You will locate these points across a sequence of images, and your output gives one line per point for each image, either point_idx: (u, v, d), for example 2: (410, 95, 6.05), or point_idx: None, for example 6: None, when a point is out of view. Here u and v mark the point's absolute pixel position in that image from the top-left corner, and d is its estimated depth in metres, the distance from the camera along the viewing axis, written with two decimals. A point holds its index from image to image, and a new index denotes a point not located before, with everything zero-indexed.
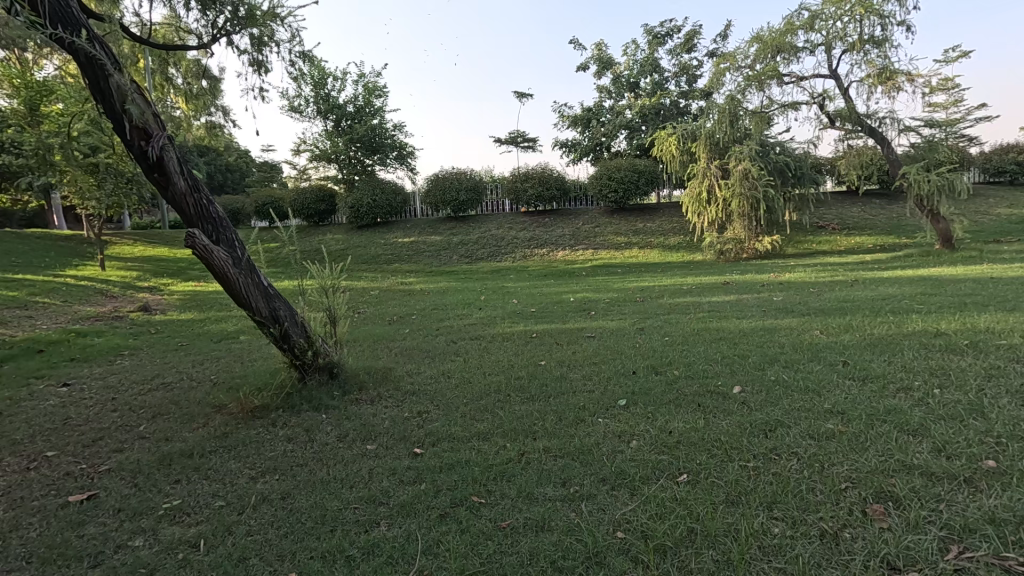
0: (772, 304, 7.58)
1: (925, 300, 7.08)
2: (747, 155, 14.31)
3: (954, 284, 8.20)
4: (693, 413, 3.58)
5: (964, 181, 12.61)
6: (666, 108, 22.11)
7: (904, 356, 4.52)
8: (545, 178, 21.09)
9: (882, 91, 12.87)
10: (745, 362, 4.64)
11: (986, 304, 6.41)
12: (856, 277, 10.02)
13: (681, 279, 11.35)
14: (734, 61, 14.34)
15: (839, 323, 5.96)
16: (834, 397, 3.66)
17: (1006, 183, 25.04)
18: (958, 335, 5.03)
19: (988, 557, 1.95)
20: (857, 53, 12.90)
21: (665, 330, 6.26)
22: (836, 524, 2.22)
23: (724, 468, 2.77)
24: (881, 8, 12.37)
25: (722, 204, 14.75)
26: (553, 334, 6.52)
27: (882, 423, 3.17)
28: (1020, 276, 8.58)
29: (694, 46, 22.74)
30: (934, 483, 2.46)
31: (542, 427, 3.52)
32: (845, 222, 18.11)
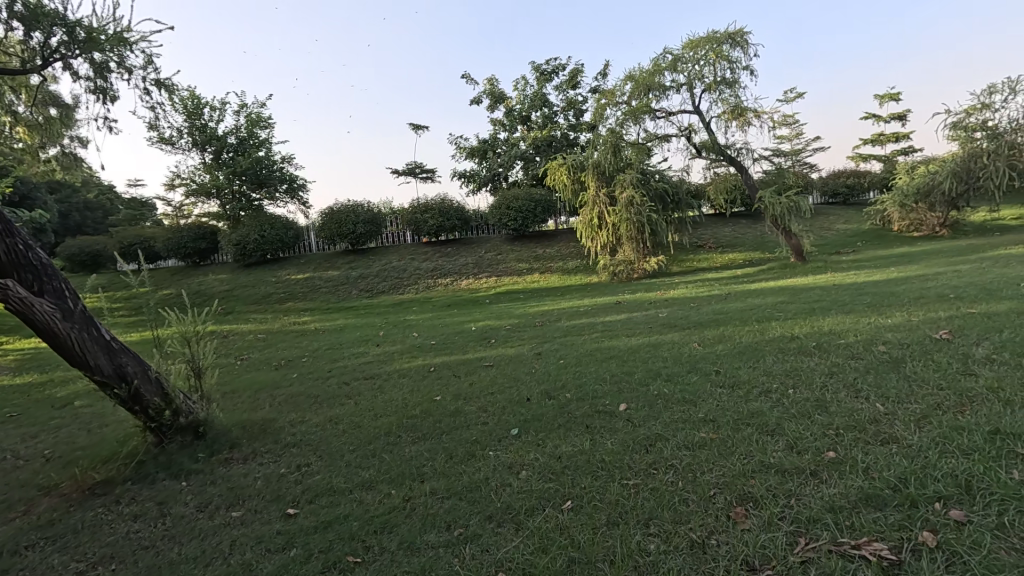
0: (657, 320, 8.11)
1: (782, 308, 7.98)
2: (630, 183, 15.42)
3: (805, 292, 9.36)
4: (582, 435, 3.64)
5: (806, 203, 14.58)
6: (557, 139, 23.34)
7: (764, 360, 5.00)
8: (445, 208, 21.17)
9: (736, 126, 14.63)
10: (631, 380, 4.85)
11: (829, 309, 7.35)
12: (728, 291, 11.10)
13: (578, 301, 11.85)
14: (612, 97, 15.55)
15: (713, 334, 6.48)
16: (708, 405, 3.92)
17: (841, 203, 29.37)
18: (808, 338, 5.68)
19: (827, 545, 2.13)
20: (714, 92, 14.58)
21: (561, 353, 6.40)
22: (705, 532, 2.33)
23: (606, 489, 2.82)
24: (729, 54, 14.14)
25: (612, 229, 15.78)
26: (452, 366, 6.39)
27: (747, 426, 3.43)
28: (855, 282, 10.01)
29: (579, 83, 24.45)
30: (787, 479, 2.68)
31: (432, 467, 3.38)
32: (718, 241, 20.12)
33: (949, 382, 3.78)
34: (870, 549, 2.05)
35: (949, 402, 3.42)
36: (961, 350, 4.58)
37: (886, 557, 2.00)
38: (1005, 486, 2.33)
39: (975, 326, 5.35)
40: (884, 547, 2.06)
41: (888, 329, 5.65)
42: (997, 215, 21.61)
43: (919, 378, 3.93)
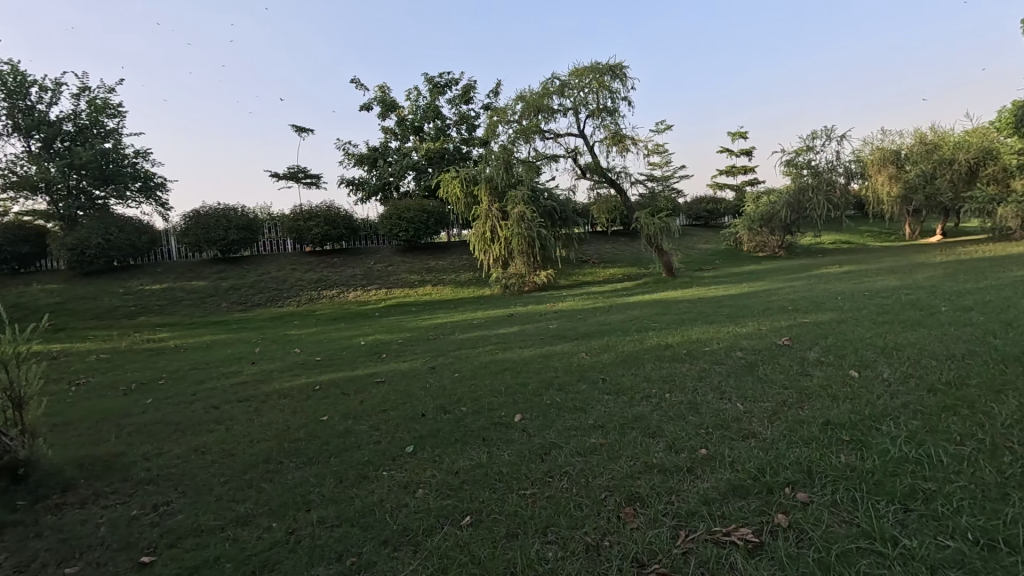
0: (548, 331, 8.43)
1: (658, 318, 8.76)
2: (521, 199, 15.91)
3: (676, 304, 10.41)
4: (479, 448, 3.62)
5: (675, 224, 16.16)
6: (449, 152, 23.42)
7: (645, 368, 5.41)
8: (331, 217, 20.09)
9: (616, 151, 15.89)
10: (526, 390, 4.96)
11: (696, 319, 8.23)
12: (611, 303, 11.93)
13: (472, 314, 11.91)
14: (504, 115, 16.02)
15: (599, 344, 6.88)
16: (597, 412, 4.14)
17: (702, 225, 33.18)
18: (680, 346, 6.29)
19: (704, 536, 2.34)
20: (597, 118, 15.71)
21: (456, 367, 6.35)
22: (598, 534, 2.43)
23: (504, 501, 2.83)
24: (610, 84, 15.32)
25: (504, 243, 16.17)
26: (339, 383, 6.02)
27: (632, 430, 3.68)
28: (716, 296, 11.34)
29: (471, 99, 24.90)
30: (668, 477, 2.92)
31: (319, 494, 3.13)
32: (601, 257, 21.60)
33: (790, 382, 4.41)
34: (739, 535, 2.29)
35: (791, 399, 3.99)
36: (798, 354, 5.37)
37: (750, 539, 2.26)
38: (837, 469, 2.76)
39: (807, 333, 6.32)
40: (749, 531, 2.32)
41: (743, 337, 6.45)
42: (819, 240, 25.89)
43: (769, 379, 4.54)
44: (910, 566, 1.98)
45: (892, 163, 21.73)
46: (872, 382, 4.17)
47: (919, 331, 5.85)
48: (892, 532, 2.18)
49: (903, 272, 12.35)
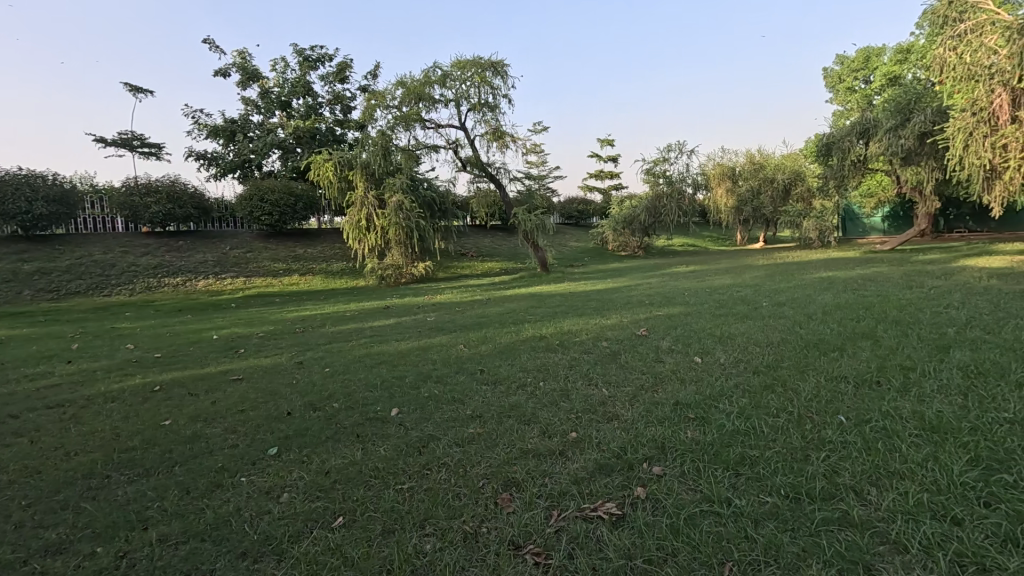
0: (426, 323, 8.32)
1: (533, 311, 9.15)
2: (400, 188, 15.44)
3: (548, 298, 10.97)
4: (352, 445, 3.45)
5: (549, 222, 16.95)
6: (321, 133, 21.88)
7: (521, 358, 5.59)
8: (176, 193, 17.57)
9: (496, 146, 16.19)
10: (402, 383, 4.83)
11: (567, 312, 8.75)
12: (488, 295, 12.16)
13: (344, 305, 11.29)
14: (383, 99, 15.39)
15: (476, 336, 6.95)
16: (475, 402, 4.19)
17: (573, 224, 35.36)
18: (553, 337, 6.61)
19: (574, 513, 2.49)
20: (478, 112, 15.83)
21: (326, 361, 5.97)
22: (476, 522, 2.46)
23: (380, 497, 2.73)
24: (491, 81, 15.49)
25: (380, 232, 15.56)
26: (185, 383, 5.30)
27: (508, 418, 3.78)
28: (584, 290, 12.16)
29: (347, 78, 23.51)
30: (541, 461, 3.06)
31: (159, 509, 2.73)
32: (479, 250, 21.88)
33: (647, 368, 4.88)
34: (604, 509, 2.48)
35: (648, 383, 4.43)
36: (654, 343, 5.95)
37: (614, 512, 2.46)
38: (685, 444, 3.12)
39: (662, 325, 7.03)
40: (612, 505, 2.52)
41: (609, 329, 6.97)
42: (670, 242, 29.08)
43: (630, 367, 4.97)
44: (740, 521, 2.31)
45: (729, 178, 24.99)
46: (712, 366, 4.79)
47: (747, 322, 6.84)
48: (727, 494, 2.53)
49: (734, 273, 14.40)
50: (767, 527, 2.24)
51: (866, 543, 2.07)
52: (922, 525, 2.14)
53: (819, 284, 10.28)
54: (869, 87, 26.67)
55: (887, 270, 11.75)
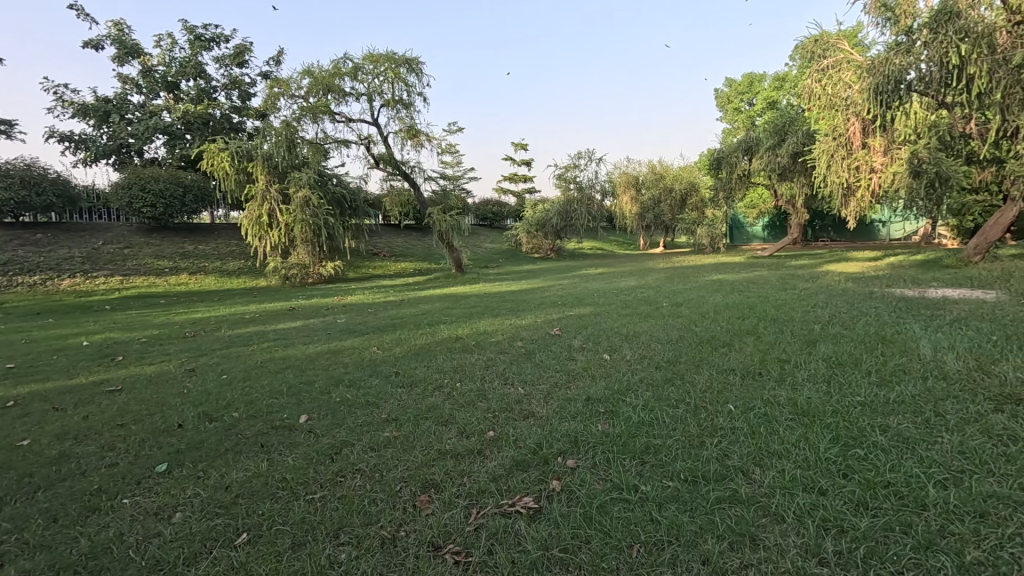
0: (336, 325, 7.97)
1: (448, 312, 9.11)
2: (306, 182, 14.62)
3: (464, 298, 10.99)
4: (255, 456, 3.22)
5: (465, 223, 16.94)
6: (216, 119, 20.12)
7: (437, 359, 5.55)
8: (34, 178, 15.23)
9: (411, 145, 15.89)
10: (311, 389, 4.59)
11: (483, 313, 8.82)
12: (402, 296, 11.91)
13: (244, 307, 10.48)
14: (287, 88, 14.49)
15: (391, 338, 6.79)
16: (391, 405, 4.10)
17: (488, 225, 35.72)
18: (469, 338, 6.64)
19: (493, 509, 2.53)
20: (392, 108, 15.44)
21: (224, 367, 5.50)
22: (394, 526, 2.42)
23: (289, 509, 2.59)
24: (405, 77, 15.17)
25: (284, 229, 14.62)
26: (48, 396, 4.62)
27: (425, 420, 3.74)
28: (500, 291, 12.33)
29: (245, 62, 21.81)
30: (460, 461, 3.07)
31: (17, 543, 2.36)
32: (392, 250, 21.35)
33: (561, 366, 5.08)
34: (522, 504, 2.55)
35: (562, 380, 4.60)
36: (567, 342, 6.17)
37: (532, 506, 2.53)
38: (597, 437, 3.29)
39: (573, 325, 7.32)
40: (530, 499, 2.60)
41: (523, 329, 7.13)
42: (581, 245, 30.35)
43: (545, 365, 5.12)
44: (646, 506, 2.48)
45: (633, 188, 26.24)
46: (620, 363, 5.08)
47: (651, 321, 7.33)
48: (634, 482, 2.70)
49: (638, 275, 15.39)
50: (670, 509, 2.43)
51: (752, 517, 2.33)
52: (796, 497, 2.44)
53: (711, 286, 11.30)
54: (752, 109, 29.69)
55: (766, 274, 13.17)
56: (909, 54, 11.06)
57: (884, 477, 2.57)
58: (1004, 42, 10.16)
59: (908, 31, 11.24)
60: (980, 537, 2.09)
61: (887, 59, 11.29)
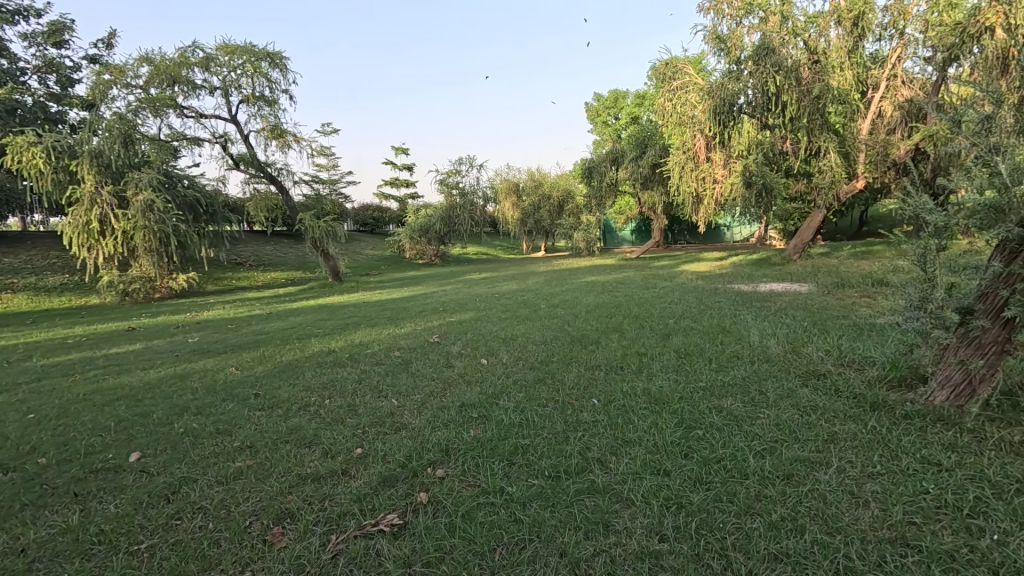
0: (187, 346, 7.10)
1: (321, 324, 8.59)
2: (148, 184, 12.85)
3: (340, 309, 10.45)
4: (66, 509, 2.72)
5: (341, 229, 16.08)
6: (26, 108, 16.90)
7: (304, 376, 5.17)
8: None
9: (276, 145, 14.75)
10: (148, 421, 4.01)
11: (360, 323, 8.45)
12: (270, 309, 10.98)
13: (66, 330, 8.89)
14: (120, 75, 12.64)
15: (252, 356, 6.21)
16: (246, 431, 3.72)
17: (370, 231, 34.69)
18: (342, 351, 6.31)
19: (354, 532, 2.40)
20: (252, 105, 14.21)
21: (32, 404, 4.60)
22: (238, 567, 2.19)
23: (105, 567, 2.21)
24: (267, 72, 14.04)
25: (121, 237, 12.71)
26: None
27: (285, 444, 3.45)
28: (380, 299, 11.93)
29: (65, 42, 18.64)
30: (321, 484, 2.88)
31: None
32: (260, 259, 19.63)
33: (438, 374, 5.02)
34: (386, 523, 2.45)
35: (437, 389, 4.55)
36: (446, 349, 6.13)
37: (396, 523, 2.45)
38: (469, 443, 3.29)
39: (453, 331, 7.30)
40: (395, 516, 2.51)
41: (401, 338, 6.94)
42: (465, 251, 30.58)
43: (421, 374, 5.03)
44: (511, 507, 2.53)
45: (514, 194, 27.08)
46: (496, 366, 5.16)
47: (528, 323, 7.58)
48: (500, 484, 2.75)
49: (520, 279, 15.92)
50: (533, 507, 2.51)
51: (606, 504, 2.49)
52: (644, 480, 2.67)
53: (585, 287, 12.06)
54: (618, 123, 32.22)
55: (633, 275, 14.36)
56: (738, 81, 12.78)
57: (716, 453, 2.91)
58: (807, 77, 12.25)
59: (737, 61, 12.94)
60: (786, 496, 2.44)
61: (722, 84, 12.97)
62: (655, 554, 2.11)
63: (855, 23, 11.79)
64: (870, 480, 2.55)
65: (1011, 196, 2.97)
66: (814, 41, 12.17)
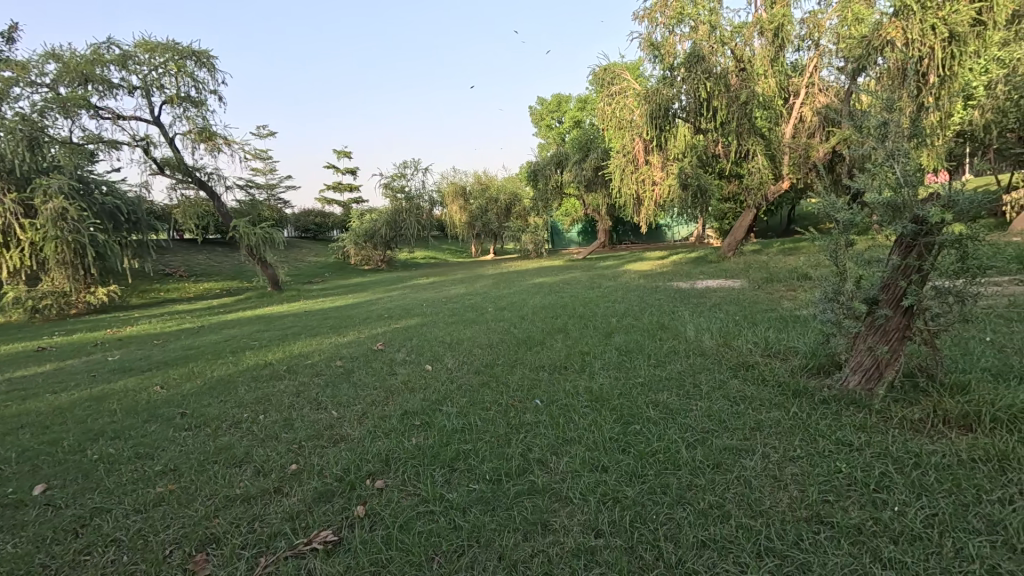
0: (105, 365, 6.56)
1: (258, 335, 8.19)
2: (59, 191, 11.83)
3: (279, 319, 10.02)
4: None
5: (279, 236, 15.42)
6: None
7: (237, 392, 4.91)
8: None
9: (205, 149, 13.99)
10: (56, 449, 3.67)
11: (299, 333, 8.13)
12: (203, 322, 10.36)
13: None
14: (23, 73, 11.59)
15: (179, 373, 5.83)
16: (169, 454, 3.48)
17: (311, 237, 33.53)
18: (280, 363, 6.04)
19: (286, 553, 2.30)
20: (177, 106, 13.41)
21: None
22: None
23: None
24: (193, 72, 13.28)
25: (29, 249, 11.69)
26: None
27: (213, 465, 3.26)
28: (322, 308, 11.54)
29: None
30: (250, 505, 2.74)
31: None
32: (191, 269, 18.52)
33: (380, 382, 4.90)
34: (320, 540, 2.36)
35: (378, 398, 4.44)
36: (389, 357, 5.99)
37: (330, 539, 2.36)
38: (409, 452, 3.23)
39: (398, 337, 7.16)
40: (329, 532, 2.42)
41: (344, 347, 6.73)
42: (413, 255, 30.15)
43: (363, 383, 4.89)
44: (450, 513, 2.50)
45: (461, 197, 26.92)
46: (441, 372, 5.10)
47: (474, 327, 7.55)
48: (440, 491, 2.71)
49: (468, 282, 15.87)
50: (473, 513, 2.49)
51: (545, 504, 2.51)
52: (582, 478, 2.72)
53: (532, 289, 12.17)
54: (561, 126, 32.80)
55: (579, 275, 14.64)
56: (672, 87, 13.34)
57: (651, 447, 3.00)
58: (735, 83, 12.95)
59: (671, 68, 13.47)
60: (714, 484, 2.55)
61: (657, 90, 13.48)
62: (591, 550, 2.15)
63: (776, 33, 12.50)
64: (790, 463, 2.72)
65: (905, 194, 3.26)
66: (740, 50, 12.84)
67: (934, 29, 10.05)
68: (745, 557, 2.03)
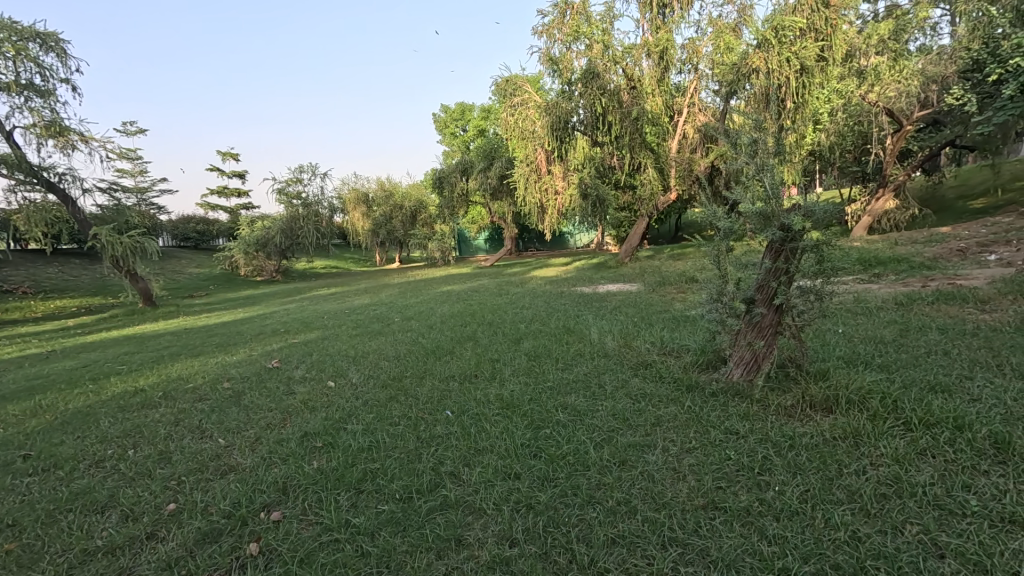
0: None
1: (127, 359, 7.19)
2: None
3: (153, 339, 8.91)
4: None
5: (152, 246, 13.75)
6: None
7: (98, 425, 4.25)
8: None
9: (55, 146, 12.11)
10: None
11: (179, 354, 7.27)
12: (55, 346, 8.93)
13: None
14: None
15: (21, 408, 4.93)
16: (6, 506, 2.91)
17: (193, 246, 30.36)
18: (154, 389, 5.34)
19: None
20: (16, 95, 11.47)
21: None
22: None
23: None
24: (36, 56, 11.45)
25: None
26: None
27: (66, 514, 2.78)
28: (206, 324, 10.46)
29: None
30: (116, 557, 2.37)
31: None
32: (38, 285, 15.91)
33: (275, 403, 4.51)
34: None
35: (273, 421, 4.07)
36: (287, 375, 5.54)
37: None
38: (308, 476, 2.99)
39: (296, 354, 6.66)
40: None
41: (232, 367, 6.12)
42: (311, 265, 28.49)
43: (255, 406, 4.47)
44: (357, 540, 2.35)
45: (363, 204, 25.93)
46: (344, 389, 4.81)
47: (379, 338, 7.26)
48: (345, 517, 2.53)
49: (373, 292, 15.31)
50: (381, 536, 2.35)
51: (458, 518, 2.44)
52: (495, 487, 2.69)
53: (439, 297, 12.01)
54: (465, 135, 32.94)
55: (487, 283, 14.75)
56: (571, 101, 13.98)
57: (561, 450, 3.06)
58: (627, 100, 13.90)
59: (569, 82, 14.08)
60: (621, 481, 2.65)
61: (557, 103, 14.06)
62: (506, 560, 2.13)
63: (661, 56, 13.49)
64: (687, 454, 2.91)
65: (774, 205, 3.64)
66: (630, 69, 13.74)
67: (789, 62, 11.46)
68: (650, 549, 2.12)
